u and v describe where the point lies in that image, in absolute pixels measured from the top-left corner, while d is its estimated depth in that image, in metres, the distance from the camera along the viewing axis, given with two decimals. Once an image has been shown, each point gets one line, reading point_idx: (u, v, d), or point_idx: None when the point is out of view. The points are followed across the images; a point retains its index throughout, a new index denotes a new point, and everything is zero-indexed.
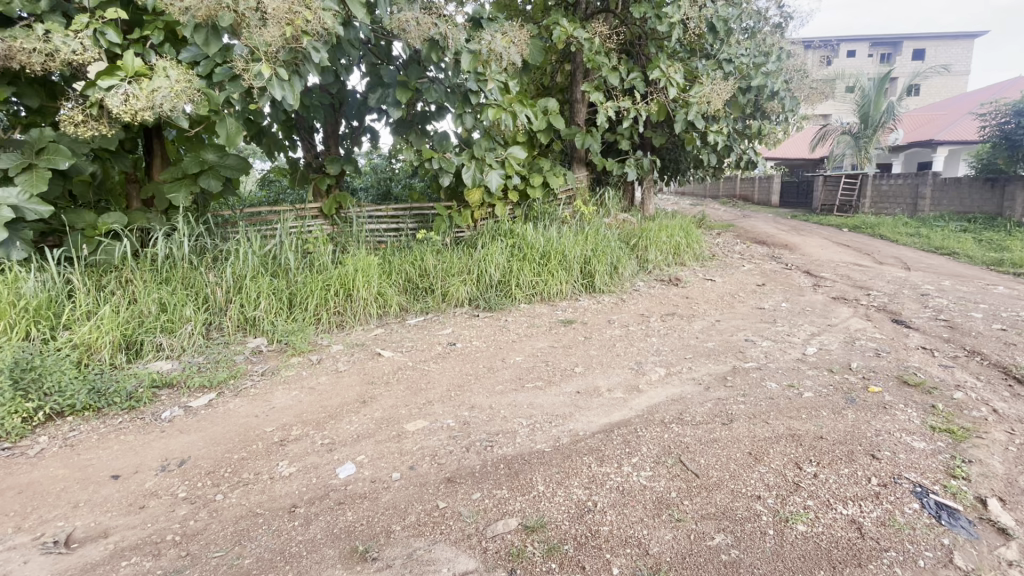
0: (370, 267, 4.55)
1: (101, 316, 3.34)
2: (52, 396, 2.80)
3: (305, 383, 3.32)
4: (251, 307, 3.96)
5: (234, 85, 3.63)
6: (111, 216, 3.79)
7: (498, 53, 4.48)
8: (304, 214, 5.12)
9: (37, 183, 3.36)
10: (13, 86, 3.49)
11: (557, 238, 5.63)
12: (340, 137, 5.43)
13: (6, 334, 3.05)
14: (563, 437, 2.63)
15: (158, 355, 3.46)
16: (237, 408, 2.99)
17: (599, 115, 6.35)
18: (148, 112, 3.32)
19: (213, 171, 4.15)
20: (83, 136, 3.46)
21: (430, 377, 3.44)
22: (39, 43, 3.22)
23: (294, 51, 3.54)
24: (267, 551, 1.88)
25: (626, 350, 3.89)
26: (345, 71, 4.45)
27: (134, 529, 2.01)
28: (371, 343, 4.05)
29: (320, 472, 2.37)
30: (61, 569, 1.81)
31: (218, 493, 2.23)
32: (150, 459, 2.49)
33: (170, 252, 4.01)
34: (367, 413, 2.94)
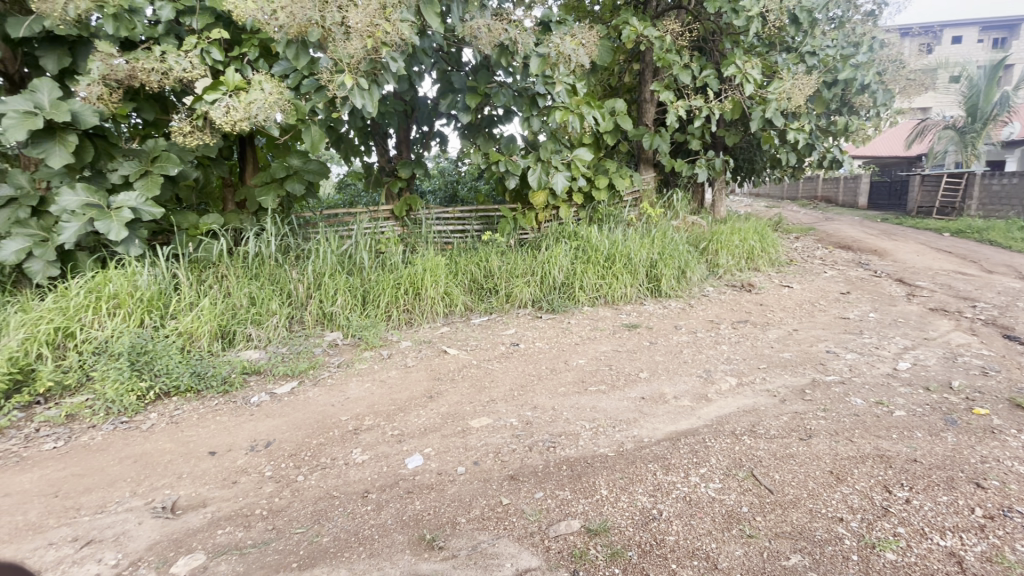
0: (438, 267, 4.72)
1: (202, 307, 3.68)
2: (161, 377, 3.14)
3: (376, 376, 3.51)
4: (329, 302, 4.23)
5: (319, 95, 3.88)
6: (210, 218, 4.19)
7: (567, 55, 4.49)
8: (378, 215, 5.39)
9: (152, 187, 3.76)
10: (134, 102, 3.93)
11: (623, 241, 5.55)
12: (412, 142, 5.67)
13: (126, 321, 3.42)
14: (627, 442, 2.59)
15: (248, 344, 3.79)
16: (316, 397, 3.20)
17: (669, 115, 6.16)
18: (245, 122, 3.63)
19: (297, 176, 4.47)
20: (190, 145, 3.85)
21: (494, 376, 3.51)
22: (156, 62, 3.62)
23: (374, 62, 3.72)
24: (342, 531, 2.00)
25: (694, 357, 3.76)
26: (418, 79, 4.64)
27: (227, 502, 2.21)
28: (437, 340, 4.18)
29: (391, 462, 2.49)
30: (167, 533, 2.02)
31: (300, 475, 2.40)
32: (241, 439, 2.72)
33: (259, 251, 4.36)
34: (434, 408, 3.05)
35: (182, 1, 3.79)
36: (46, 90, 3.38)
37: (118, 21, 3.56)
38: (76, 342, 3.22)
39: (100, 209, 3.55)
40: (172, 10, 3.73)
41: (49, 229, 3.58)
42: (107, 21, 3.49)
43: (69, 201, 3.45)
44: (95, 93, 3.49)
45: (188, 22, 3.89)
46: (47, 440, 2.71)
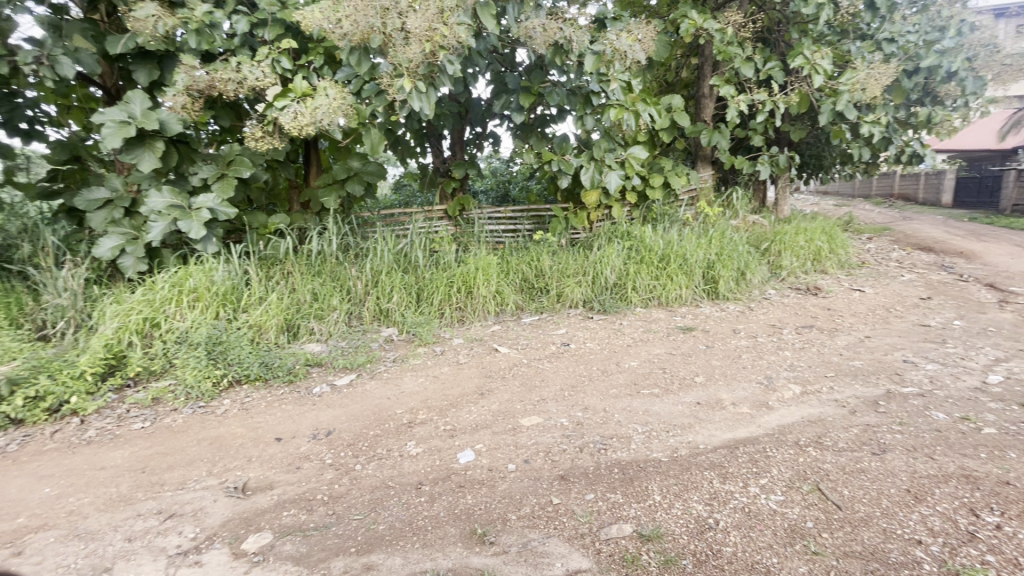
0: (489, 266, 4.78)
1: (270, 301, 3.91)
2: (234, 366, 3.37)
3: (430, 371, 3.60)
4: (385, 299, 4.39)
5: (379, 99, 4.03)
6: (278, 218, 4.44)
7: (622, 52, 4.41)
8: (432, 215, 5.52)
9: (227, 189, 4.03)
10: (212, 110, 4.23)
11: (678, 241, 5.41)
12: (466, 143, 5.76)
13: (203, 313, 3.68)
14: (681, 448, 2.52)
15: (311, 337, 3.99)
16: (373, 390, 3.33)
17: (729, 111, 5.91)
18: (311, 127, 3.82)
19: (357, 178, 4.66)
20: (261, 148, 4.10)
21: (544, 375, 3.51)
22: (233, 72, 3.88)
23: (431, 65, 3.81)
24: (398, 520, 2.07)
25: (754, 363, 3.60)
26: (473, 81, 4.71)
27: (292, 485, 2.34)
28: (489, 338, 4.23)
29: (443, 456, 2.54)
30: (239, 511, 2.17)
31: (357, 463, 2.50)
32: (304, 427, 2.87)
33: (322, 249, 4.57)
34: (485, 405, 3.10)
35: (256, 15, 4.06)
36: (138, 101, 3.71)
37: (200, 35, 3.85)
38: (161, 332, 3.51)
39: (182, 209, 3.85)
40: (247, 23, 4.02)
41: (139, 228, 3.92)
42: (190, 35, 3.80)
43: (157, 202, 3.77)
44: (179, 102, 3.79)
45: (261, 34, 4.14)
46: (136, 420, 2.97)
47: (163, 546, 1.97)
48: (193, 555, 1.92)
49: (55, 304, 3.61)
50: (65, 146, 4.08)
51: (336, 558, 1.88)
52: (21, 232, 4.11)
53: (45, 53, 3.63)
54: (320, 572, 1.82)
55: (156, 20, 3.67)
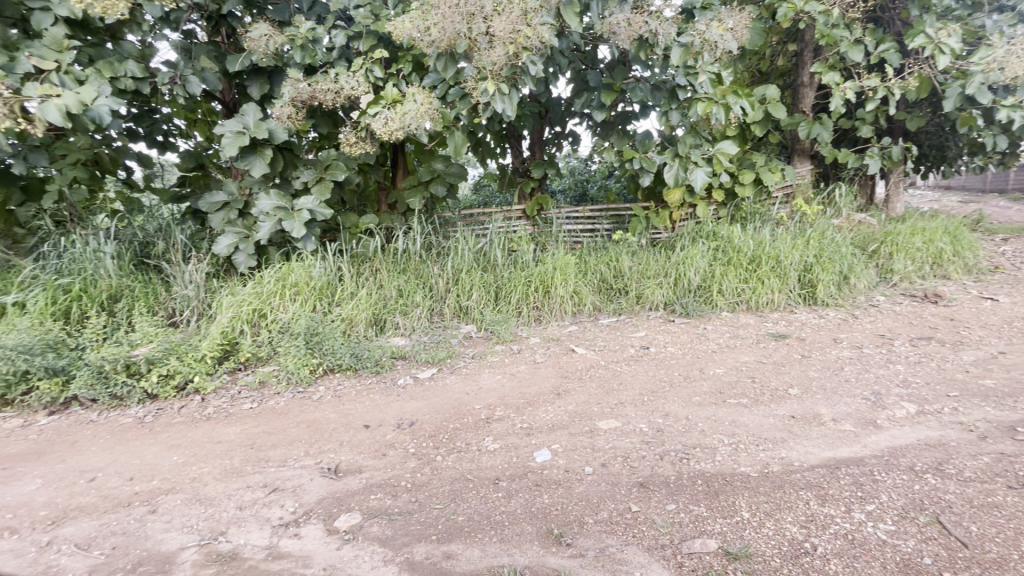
0: (567, 266, 4.76)
1: (360, 297, 4.18)
2: (329, 356, 3.63)
3: (507, 369, 3.66)
4: (465, 297, 4.52)
5: (464, 103, 4.15)
6: (368, 218, 4.72)
7: (712, 43, 4.12)
8: (511, 214, 5.59)
9: (324, 192, 4.34)
10: (313, 118, 4.58)
11: (770, 242, 5.06)
12: (545, 143, 5.78)
13: (303, 306, 4.01)
14: (774, 464, 2.35)
15: (396, 331, 4.21)
16: (453, 384, 3.44)
17: (833, 99, 5.40)
18: (400, 132, 4.02)
19: (440, 179, 4.85)
20: (355, 153, 4.37)
21: (622, 378, 3.43)
22: (331, 83, 4.17)
23: (514, 67, 3.86)
24: (476, 513, 2.12)
25: (858, 376, 3.27)
26: (554, 80, 4.69)
27: (379, 471, 2.48)
28: (566, 339, 4.21)
29: (520, 453, 2.57)
30: (332, 491, 2.33)
31: (438, 455, 2.60)
32: (389, 416, 3.02)
33: (407, 247, 4.79)
34: (562, 405, 3.09)
35: (353, 28, 4.32)
36: (252, 113, 4.10)
37: (304, 51, 4.18)
38: (267, 322, 3.87)
39: (287, 211, 4.20)
40: (345, 36, 4.31)
41: (250, 228, 4.34)
42: (296, 51, 4.14)
43: (266, 204, 4.14)
44: (286, 113, 4.13)
45: (356, 45, 4.41)
46: (246, 401, 3.29)
47: (267, 517, 2.17)
48: (293, 527, 2.10)
49: (182, 294, 4.10)
50: (192, 155, 4.61)
51: (418, 544, 1.96)
52: (156, 230, 4.67)
53: (178, 73, 4.15)
54: (404, 556, 1.92)
55: (266, 39, 4.05)
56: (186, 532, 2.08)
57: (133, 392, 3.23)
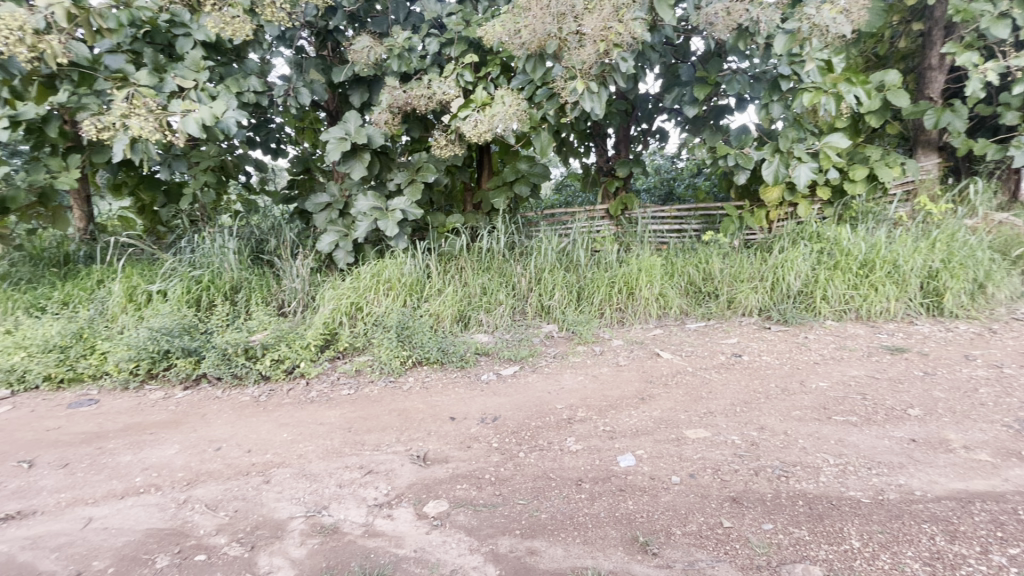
0: (653, 268, 4.62)
1: (447, 294, 4.36)
2: (418, 349, 3.81)
3: (589, 370, 3.63)
4: (547, 296, 4.53)
5: (551, 103, 4.17)
6: (455, 218, 4.88)
7: (823, 27, 3.69)
8: (594, 214, 5.51)
9: (416, 193, 4.57)
10: (407, 123, 4.83)
11: (886, 244, 4.57)
12: (631, 140, 5.64)
13: (395, 301, 4.26)
14: (890, 492, 2.12)
15: (480, 328, 4.32)
16: (535, 383, 3.47)
17: (969, 83, 4.74)
18: (489, 134, 4.12)
19: (525, 180, 4.92)
20: (445, 155, 4.55)
21: (712, 387, 3.26)
22: (425, 89, 4.36)
23: (604, 65, 3.81)
24: (559, 512, 2.13)
25: (997, 400, 2.86)
26: (643, 75, 4.56)
27: (464, 462, 2.57)
28: (650, 342, 4.09)
29: (603, 456, 2.53)
30: (421, 478, 2.45)
31: (521, 451, 2.64)
32: (473, 410, 3.11)
33: (491, 246, 4.89)
34: (646, 410, 3.00)
35: (445, 35, 4.49)
36: (353, 120, 4.41)
37: (400, 59, 4.41)
38: (363, 315, 4.15)
39: (382, 211, 4.46)
40: (438, 44, 4.48)
41: (349, 227, 4.67)
42: (393, 60, 4.38)
43: (364, 205, 4.44)
44: (383, 119, 4.39)
45: (448, 51, 4.57)
46: (345, 387, 3.55)
47: (364, 496, 2.33)
48: (387, 508, 2.24)
49: (291, 287, 4.52)
50: (300, 161, 5.05)
51: (502, 536, 2.01)
52: (269, 229, 5.16)
53: (291, 86, 4.57)
54: (488, 547, 1.97)
55: (368, 50, 4.33)
56: (295, 504, 2.29)
57: (250, 373, 3.60)
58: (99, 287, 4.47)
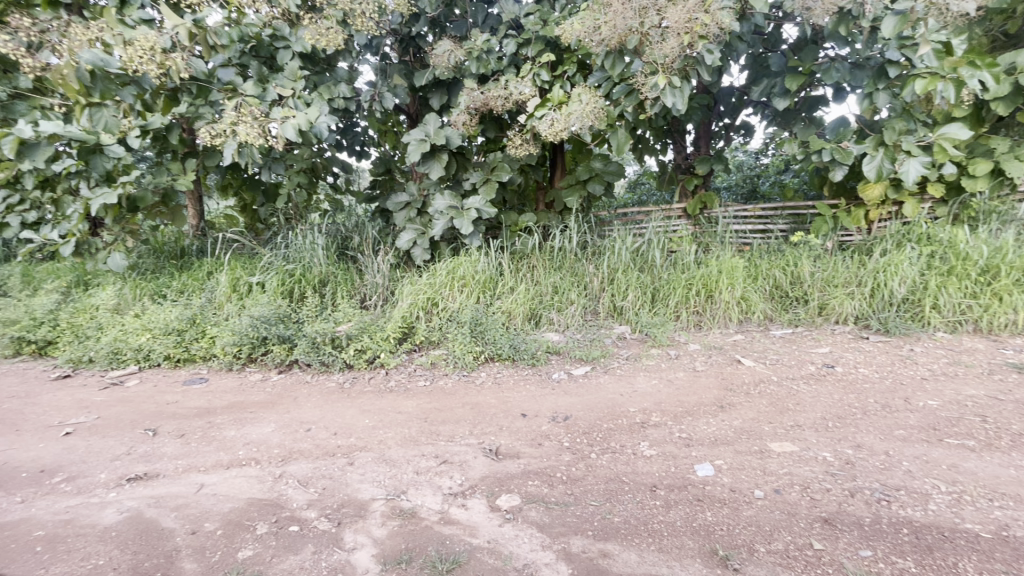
0: (735, 270, 4.40)
1: (519, 291, 4.41)
2: (490, 344, 3.89)
3: (664, 374, 3.52)
4: (620, 297, 4.45)
5: (630, 99, 4.08)
6: (527, 216, 4.92)
7: (942, 6, 3.21)
8: (670, 214, 5.32)
9: (490, 192, 4.65)
10: (483, 124, 4.93)
11: (1014, 249, 4.07)
12: (712, 136, 5.39)
13: (469, 297, 4.37)
14: (1017, 528, 1.87)
15: (551, 327, 4.31)
16: (607, 384, 3.42)
17: None
18: (565, 132, 4.10)
19: (599, 178, 4.86)
20: (519, 154, 4.60)
21: (800, 398, 3.05)
22: (502, 90, 4.44)
23: (687, 58, 3.66)
24: (632, 517, 2.09)
25: None
26: (728, 67, 4.34)
27: (535, 459, 2.59)
28: (730, 348, 3.89)
29: (679, 464, 2.45)
30: (493, 471, 2.50)
31: (592, 452, 2.61)
32: (545, 409, 3.13)
33: (563, 245, 4.87)
34: (725, 419, 2.86)
35: (523, 35, 4.52)
36: (432, 122, 4.55)
37: (479, 61, 4.51)
38: (438, 310, 4.30)
39: (457, 209, 4.58)
40: (515, 44, 4.53)
41: (426, 225, 4.85)
42: (472, 62, 4.49)
43: (441, 204, 4.58)
44: (461, 120, 4.50)
45: (525, 51, 4.59)
46: (421, 378, 3.70)
47: (439, 485, 2.41)
48: (461, 498, 2.31)
49: (373, 282, 4.78)
50: (383, 162, 5.32)
51: (575, 536, 2.01)
52: (353, 226, 5.48)
53: (376, 91, 4.82)
54: (560, 545, 1.98)
55: (449, 54, 4.47)
56: (376, 486, 2.42)
57: (336, 361, 3.85)
58: (209, 277, 4.97)
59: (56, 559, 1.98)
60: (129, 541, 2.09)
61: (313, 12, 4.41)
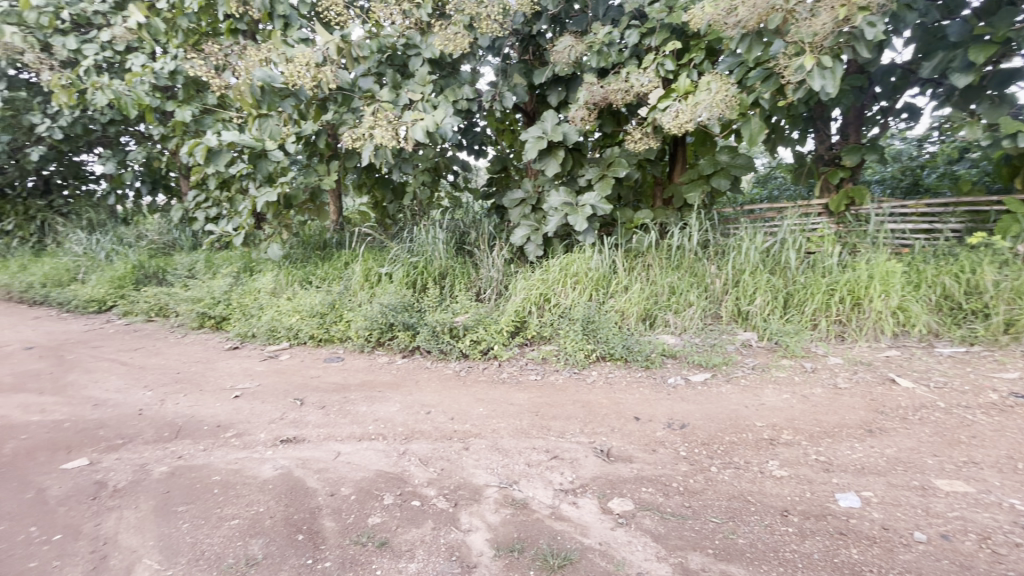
0: (890, 275, 3.83)
1: (633, 291, 4.26)
2: (603, 343, 3.82)
3: (798, 389, 3.18)
4: (746, 301, 4.10)
5: (767, 85, 3.72)
6: (643, 213, 4.72)
7: None
8: (809, 211, 4.77)
9: (605, 188, 4.54)
10: (600, 119, 4.82)
11: None
12: (864, 122, 4.73)
13: (582, 294, 4.33)
14: None
15: (666, 329, 4.12)
16: (729, 394, 3.18)
17: None
18: (691, 124, 3.85)
19: (724, 172, 4.53)
20: (638, 149, 4.42)
21: (976, 431, 2.57)
22: (622, 83, 4.29)
23: (842, 34, 3.26)
24: (760, 541, 1.92)
25: None
26: (892, 41, 3.76)
27: (649, 465, 2.49)
28: (881, 365, 3.40)
29: (816, 490, 2.20)
30: (604, 472, 2.46)
31: (712, 465, 2.44)
32: (660, 414, 3.00)
33: (682, 243, 4.60)
34: (875, 445, 2.51)
35: (646, 25, 4.34)
36: (550, 119, 4.54)
37: (601, 55, 4.42)
38: (550, 306, 4.32)
39: (571, 206, 4.55)
40: (638, 34, 4.37)
41: (540, 222, 4.89)
42: (593, 56, 4.42)
43: (555, 200, 4.58)
44: (580, 116, 4.43)
45: (648, 41, 4.41)
46: (532, 372, 3.76)
47: (550, 479, 2.43)
48: (572, 495, 2.30)
49: (488, 276, 4.96)
50: (500, 160, 5.48)
51: (693, 552, 1.90)
52: (471, 222, 5.71)
53: (497, 91, 4.95)
54: (677, 559, 1.88)
55: (569, 49, 4.43)
56: (490, 473, 2.51)
57: (453, 350, 4.07)
58: (346, 267, 5.53)
59: (228, 502, 2.34)
60: (282, 494, 2.40)
61: (443, 18, 4.67)
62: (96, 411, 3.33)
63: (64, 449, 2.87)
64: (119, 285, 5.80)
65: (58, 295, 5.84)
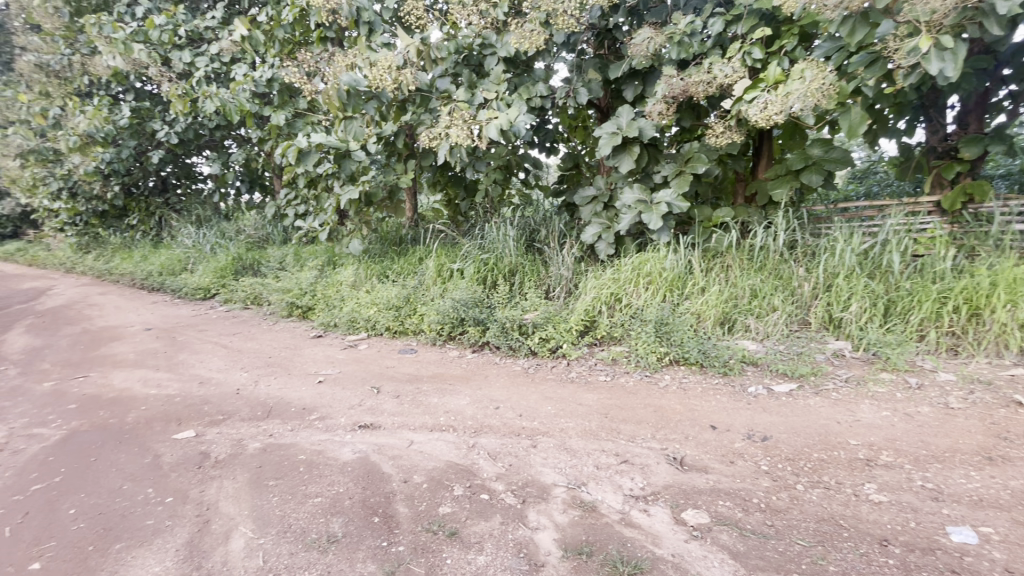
0: (1019, 283, 3.36)
1: (710, 293, 4.05)
2: (677, 347, 3.66)
3: (900, 406, 2.87)
4: (840, 307, 3.77)
5: (872, 70, 3.38)
6: (723, 211, 4.47)
7: None
8: (917, 210, 4.30)
9: (682, 185, 4.37)
10: (678, 112, 4.62)
11: None
12: (988, 108, 4.18)
13: (655, 295, 4.19)
14: None
15: (746, 334, 3.88)
16: (819, 408, 2.94)
17: None
18: (780, 116, 3.58)
19: (816, 167, 4.16)
20: (719, 144, 4.19)
21: None
22: (705, 74, 4.06)
23: (967, 10, 2.89)
24: (854, 570, 1.76)
25: None
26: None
27: (727, 477, 2.36)
28: (1005, 384, 3.00)
29: (921, 520, 1.98)
30: (677, 480, 2.37)
31: (798, 483, 2.27)
32: (739, 424, 2.83)
33: (766, 244, 4.31)
34: (996, 475, 2.22)
35: (732, 12, 4.09)
36: (625, 114, 4.39)
37: (681, 45, 4.23)
38: (621, 306, 4.22)
39: (646, 204, 4.41)
40: (723, 23, 4.14)
41: (612, 219, 4.78)
42: (673, 47, 4.23)
43: (629, 198, 4.45)
44: (657, 110, 4.25)
45: (734, 29, 4.16)
46: (602, 373, 3.69)
47: (620, 484, 2.38)
48: (643, 502, 2.23)
49: (557, 274, 4.92)
50: (572, 157, 5.43)
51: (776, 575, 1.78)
52: (541, 220, 5.70)
53: (571, 87, 4.89)
54: None
55: (648, 41, 4.23)
56: (558, 472, 2.50)
57: (522, 347, 4.09)
58: (420, 262, 5.72)
59: (312, 480, 2.51)
60: (360, 477, 2.53)
61: (519, 16, 4.67)
62: (201, 388, 3.69)
63: (175, 421, 3.20)
64: (221, 275, 6.40)
65: (171, 283, 6.54)
